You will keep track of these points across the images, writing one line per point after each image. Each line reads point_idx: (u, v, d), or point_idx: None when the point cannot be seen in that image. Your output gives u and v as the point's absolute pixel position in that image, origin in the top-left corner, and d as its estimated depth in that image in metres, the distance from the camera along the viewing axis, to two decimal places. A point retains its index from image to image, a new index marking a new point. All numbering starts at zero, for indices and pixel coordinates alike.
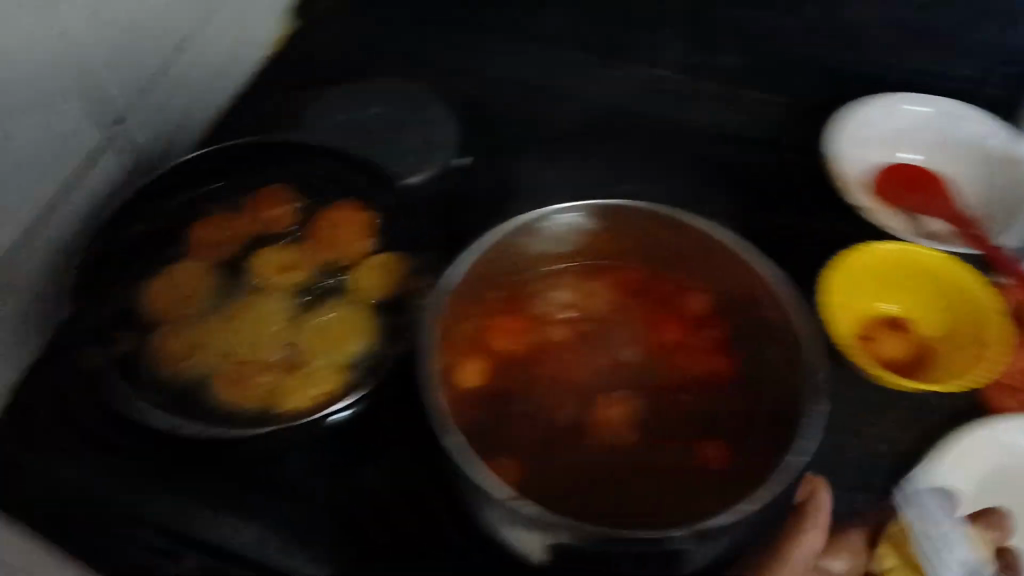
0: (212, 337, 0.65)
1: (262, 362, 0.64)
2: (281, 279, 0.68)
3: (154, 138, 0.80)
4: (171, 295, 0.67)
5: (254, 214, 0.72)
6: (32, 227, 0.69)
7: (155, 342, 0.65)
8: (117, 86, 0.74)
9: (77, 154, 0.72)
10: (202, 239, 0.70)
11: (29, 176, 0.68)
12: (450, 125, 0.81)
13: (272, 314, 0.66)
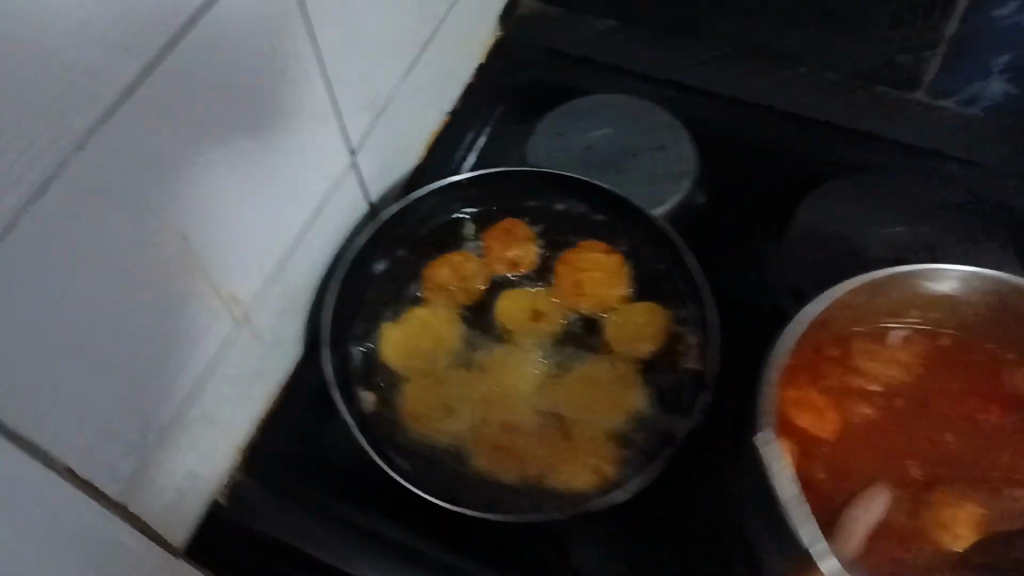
0: (462, 397, 0.59)
1: (523, 430, 0.57)
2: (529, 330, 0.61)
3: (411, 148, 0.72)
4: (411, 346, 0.61)
5: (492, 251, 0.64)
6: (312, 259, 0.61)
7: (404, 400, 0.59)
8: (398, 94, 0.65)
9: (359, 173, 0.63)
10: (437, 281, 0.63)
11: (319, 205, 0.60)
12: (689, 144, 0.72)
13: (522, 372, 0.60)
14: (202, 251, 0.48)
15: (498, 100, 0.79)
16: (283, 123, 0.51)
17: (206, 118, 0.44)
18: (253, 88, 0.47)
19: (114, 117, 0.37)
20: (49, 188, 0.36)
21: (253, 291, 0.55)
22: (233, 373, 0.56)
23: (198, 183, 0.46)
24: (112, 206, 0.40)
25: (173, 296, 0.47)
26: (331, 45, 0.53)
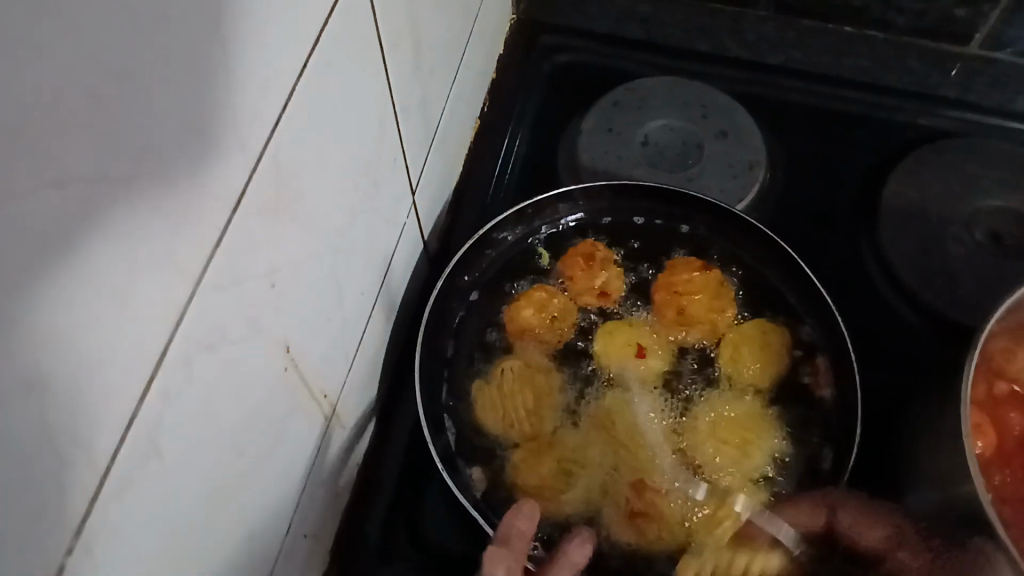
0: (584, 458, 0.52)
1: (662, 487, 0.51)
2: (638, 369, 0.54)
3: (455, 167, 0.64)
4: (511, 406, 0.53)
5: (577, 281, 0.57)
6: (387, 321, 0.54)
7: (516, 471, 0.51)
8: (444, 114, 0.57)
9: (418, 211, 0.55)
10: (523, 324, 0.55)
11: (390, 260, 0.52)
12: (752, 127, 0.66)
13: (639, 416, 0.53)
14: (299, 354, 0.41)
15: (531, 97, 0.71)
16: (357, 184, 0.44)
17: (291, 204, 0.36)
18: (329, 155, 0.39)
19: (212, 232, 0.30)
20: (154, 342, 0.28)
21: (341, 376, 0.48)
22: (325, 469, 0.49)
23: (291, 280, 0.38)
24: (215, 340, 0.32)
25: (275, 415, 0.40)
26: (392, 82, 0.46)
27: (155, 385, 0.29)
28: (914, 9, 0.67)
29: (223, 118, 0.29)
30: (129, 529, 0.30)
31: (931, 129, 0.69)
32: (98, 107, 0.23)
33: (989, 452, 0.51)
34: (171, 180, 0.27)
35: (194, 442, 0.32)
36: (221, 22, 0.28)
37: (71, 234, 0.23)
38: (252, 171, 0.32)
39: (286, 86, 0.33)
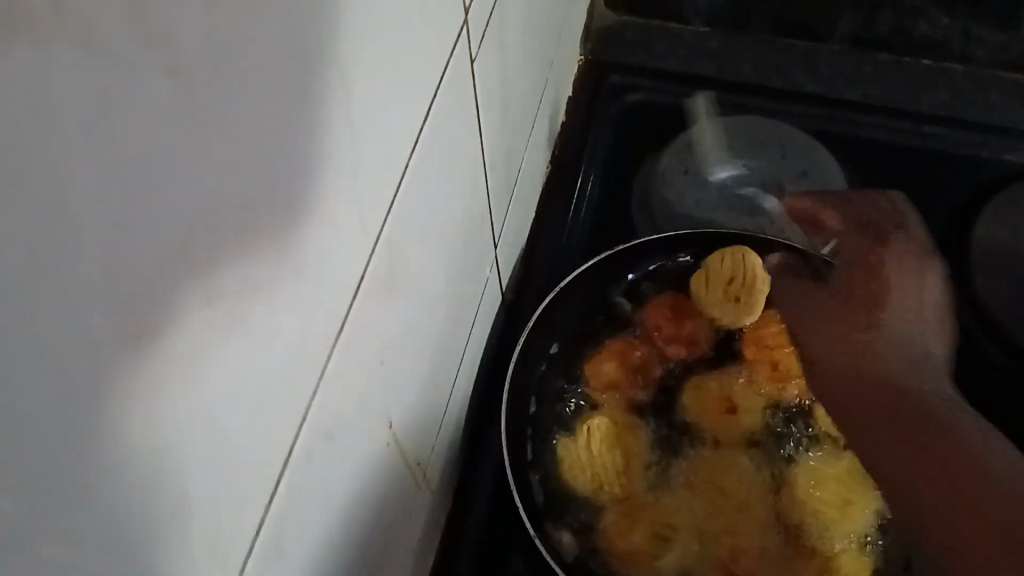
0: (675, 519, 0.50)
1: (759, 550, 0.49)
2: (730, 425, 0.52)
3: (528, 212, 0.62)
4: (600, 465, 0.51)
5: (664, 332, 0.55)
6: (470, 377, 0.52)
7: (608, 530, 0.50)
8: (523, 163, 0.56)
9: (498, 264, 0.54)
10: (607, 378, 0.54)
11: (476, 313, 0.51)
12: (835, 166, 0.63)
13: (736, 473, 0.51)
14: (399, 425, 0.40)
15: (601, 136, 0.69)
16: (453, 245, 0.43)
17: (399, 278, 0.35)
18: (432, 221, 0.38)
19: (339, 317, 0.30)
20: (274, 433, 0.27)
21: (432, 440, 0.46)
22: (413, 535, 0.47)
23: (395, 353, 0.37)
24: (332, 428, 0.31)
25: (375, 488, 0.38)
26: (484, 139, 0.45)
27: (286, 476, 0.29)
28: (995, 42, 0.67)
29: (348, 200, 0.29)
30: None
31: (1018, 165, 0.66)
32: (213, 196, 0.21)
33: None
34: (304, 270, 0.27)
35: (311, 527, 0.31)
36: (336, 94, 0.26)
37: (219, 341, 0.23)
38: (370, 252, 0.32)
39: (399, 159, 0.33)
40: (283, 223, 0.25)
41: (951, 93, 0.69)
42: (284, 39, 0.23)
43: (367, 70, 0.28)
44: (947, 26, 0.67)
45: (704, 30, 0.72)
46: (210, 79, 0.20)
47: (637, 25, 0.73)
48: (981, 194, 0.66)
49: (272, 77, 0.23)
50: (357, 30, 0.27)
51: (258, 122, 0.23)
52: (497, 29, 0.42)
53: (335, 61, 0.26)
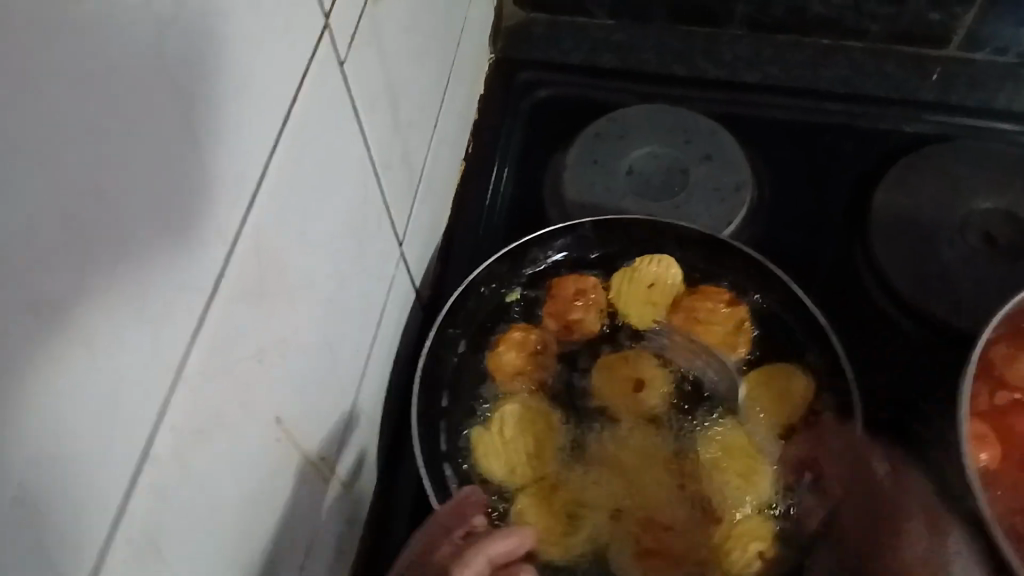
0: (584, 498, 0.52)
1: (667, 523, 0.51)
2: (636, 403, 0.54)
3: (442, 212, 0.64)
4: (512, 449, 0.53)
5: (572, 320, 0.57)
6: (381, 376, 0.54)
7: (521, 514, 0.51)
8: (426, 164, 0.58)
9: (406, 263, 0.56)
10: (511, 367, 0.56)
11: (382, 312, 0.52)
12: (738, 149, 0.65)
13: (640, 450, 0.53)
14: (292, 425, 0.41)
15: (514, 132, 0.71)
16: (344, 249, 0.44)
17: (277, 285, 0.37)
18: (314, 225, 0.40)
19: (195, 319, 0.31)
20: (140, 432, 0.28)
21: (337, 437, 0.47)
22: (328, 528, 0.48)
23: (280, 356, 0.38)
24: (205, 430, 0.32)
25: (270, 487, 0.39)
26: (371, 146, 0.46)
27: (146, 481, 0.29)
28: (886, 15, 0.70)
29: (196, 211, 0.30)
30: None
31: (916, 135, 0.68)
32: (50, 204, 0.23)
33: (999, 463, 0.51)
34: (151, 278, 0.28)
35: (189, 529, 0.32)
36: (177, 105, 0.28)
37: (60, 355, 0.24)
38: (229, 257, 0.32)
39: (259, 171, 0.34)
40: (129, 233, 0.26)
41: (849, 68, 0.71)
42: (100, 59, 0.24)
43: (204, 83, 0.29)
44: (839, 5, 0.70)
45: (609, 23, 0.74)
46: (16, 103, 0.21)
47: (544, 22, 0.75)
48: (882, 163, 0.67)
49: (91, 96, 0.24)
50: (186, 44, 0.28)
51: (84, 138, 0.24)
52: (370, 39, 0.43)
53: (164, 78, 0.27)
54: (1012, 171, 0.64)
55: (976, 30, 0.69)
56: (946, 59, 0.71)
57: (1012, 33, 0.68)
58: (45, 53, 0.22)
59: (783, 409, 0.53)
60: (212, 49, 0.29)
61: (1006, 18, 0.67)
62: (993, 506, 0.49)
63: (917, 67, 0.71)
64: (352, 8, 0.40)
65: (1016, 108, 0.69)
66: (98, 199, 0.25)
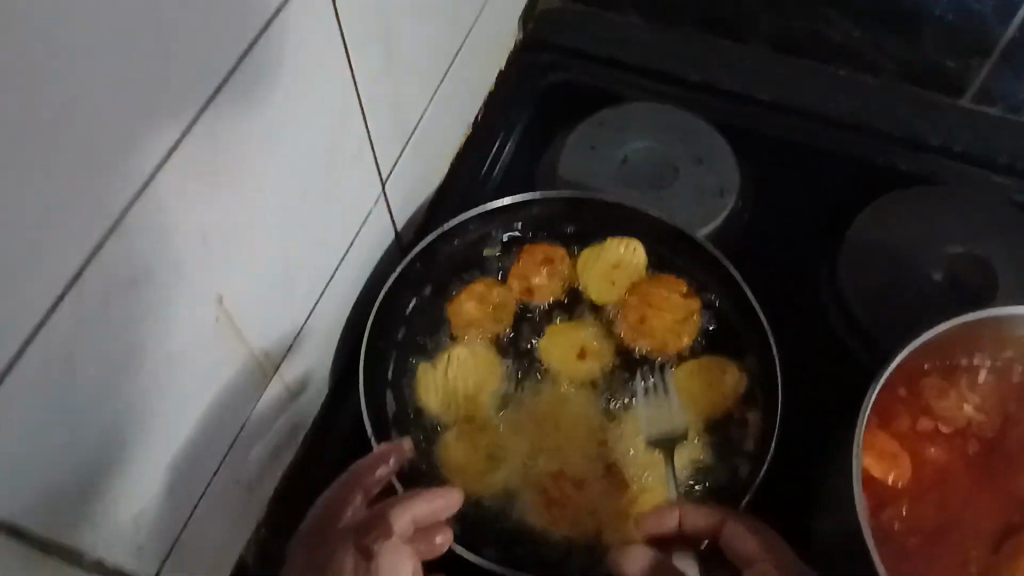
0: (510, 441, 0.55)
1: (579, 478, 0.54)
2: (576, 366, 0.57)
3: (438, 168, 0.68)
4: (452, 388, 0.56)
5: (534, 284, 0.60)
6: (343, 303, 0.58)
7: (447, 448, 0.55)
8: (425, 116, 0.61)
9: (386, 202, 0.59)
10: (468, 316, 0.59)
11: (351, 242, 0.56)
12: (729, 158, 0.68)
13: (572, 409, 0.56)
14: (229, 308, 0.45)
15: (525, 108, 0.74)
16: (314, 164, 0.48)
17: (236, 173, 0.41)
18: (282, 132, 0.44)
19: (137, 183, 0.35)
20: (63, 261, 0.32)
21: (279, 337, 0.52)
22: (254, 421, 0.53)
23: (226, 242, 0.42)
24: (133, 280, 0.37)
25: (196, 357, 0.44)
26: (359, 80, 0.49)
27: (65, 306, 0.33)
28: (905, 55, 0.71)
29: (156, 87, 0.33)
30: (8, 445, 0.33)
31: (909, 175, 0.70)
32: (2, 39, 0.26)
33: (907, 484, 0.52)
34: (99, 134, 0.31)
35: (103, 365, 0.37)
36: None
37: None
38: (185, 132, 0.36)
39: (228, 68, 0.37)
40: (83, 84, 0.30)
41: (860, 100, 0.73)
42: None
43: None
44: (860, 38, 0.71)
45: (638, 20, 0.77)
46: None
47: (574, 11, 0.78)
48: (868, 196, 0.69)
49: None
50: None
51: None
52: None
53: None
54: (993, 223, 0.65)
55: (991, 83, 0.70)
56: (957, 108, 0.72)
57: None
58: None
59: (714, 399, 0.56)
60: None
61: (1020, 77, 0.68)
62: (884, 520, 0.51)
63: (926, 111, 0.72)
64: None
65: (1016, 167, 0.70)
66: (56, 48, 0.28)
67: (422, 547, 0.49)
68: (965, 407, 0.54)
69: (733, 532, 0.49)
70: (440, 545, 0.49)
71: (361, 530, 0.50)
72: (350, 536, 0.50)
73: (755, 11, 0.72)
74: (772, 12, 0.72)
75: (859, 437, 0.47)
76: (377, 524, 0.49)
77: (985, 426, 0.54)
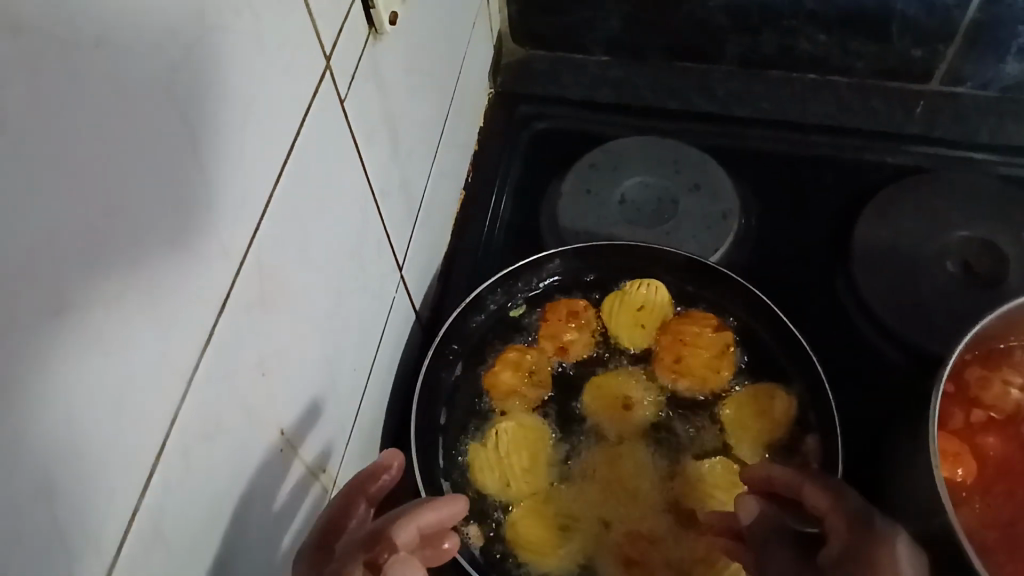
0: (577, 511, 0.55)
1: (653, 535, 0.54)
2: (623, 420, 0.57)
3: (441, 238, 0.66)
4: (507, 465, 0.55)
5: (565, 339, 0.60)
6: (380, 395, 0.56)
7: (515, 526, 0.54)
8: (426, 192, 0.61)
9: (406, 286, 0.58)
10: (506, 385, 0.58)
11: (380, 338, 0.54)
12: (725, 179, 0.68)
13: (632, 465, 0.56)
14: (295, 435, 0.44)
15: (512, 162, 0.74)
16: (342, 272, 0.47)
17: (278, 299, 0.40)
18: (317, 248, 0.43)
19: (200, 336, 0.34)
20: (151, 430, 0.31)
21: (340, 449, 0.50)
22: None
23: (281, 369, 0.41)
24: (209, 432, 0.35)
25: (273, 493, 0.42)
26: (371, 173, 0.49)
27: (154, 478, 0.32)
28: (872, 53, 0.72)
29: (200, 233, 0.33)
30: None
31: (901, 167, 0.71)
32: (69, 218, 0.26)
33: (976, 480, 0.53)
34: (158, 290, 0.31)
35: (192, 524, 0.35)
36: (184, 132, 0.31)
37: (80, 360, 0.27)
38: (235, 276, 0.36)
39: (261, 195, 0.37)
40: (139, 246, 0.29)
41: (835, 104, 0.74)
42: (114, 92, 0.27)
43: (208, 118, 0.32)
44: (826, 43, 0.72)
45: (605, 59, 0.78)
46: (38, 128, 0.24)
47: (543, 57, 0.79)
48: (865, 194, 0.70)
49: (109, 126, 0.27)
50: (191, 83, 0.31)
51: (94, 161, 0.26)
52: (368, 73, 0.46)
53: (169, 110, 0.30)
54: (991, 203, 0.66)
55: (960, 66, 0.71)
56: (931, 94, 0.74)
57: (994, 71, 0.71)
58: (66, 85, 0.25)
59: (765, 429, 0.56)
60: (216, 77, 0.32)
61: (986, 57, 0.70)
62: (967, 521, 0.51)
63: (902, 103, 0.74)
64: (353, 47, 0.44)
65: (997, 141, 0.71)
66: (113, 217, 0.28)
67: (429, 555, 0.41)
68: (1012, 391, 0.55)
69: (811, 492, 0.46)
70: (448, 553, 0.42)
71: (367, 542, 0.39)
72: (354, 548, 0.39)
73: (719, 33, 0.74)
74: (736, 32, 0.73)
75: (933, 444, 0.48)
76: (384, 537, 0.39)
77: None
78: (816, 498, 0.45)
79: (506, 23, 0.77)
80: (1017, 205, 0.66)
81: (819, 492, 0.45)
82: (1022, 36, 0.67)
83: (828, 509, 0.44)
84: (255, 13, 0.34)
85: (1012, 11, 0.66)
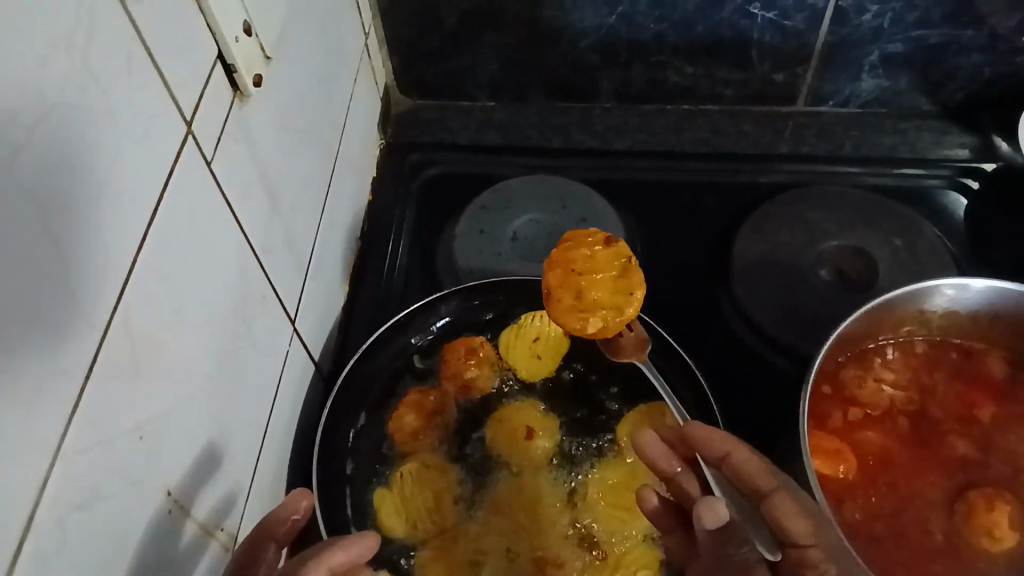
0: (484, 545, 0.56)
1: (560, 560, 0.55)
2: (526, 451, 0.58)
3: (337, 289, 0.67)
4: (413, 507, 0.56)
5: (465, 374, 0.61)
6: (280, 449, 0.57)
7: (425, 567, 0.54)
8: (315, 245, 0.62)
9: (299, 338, 0.59)
10: (408, 429, 0.59)
11: (275, 391, 0.55)
12: (609, 210, 0.72)
13: (536, 495, 0.57)
14: (182, 496, 0.44)
15: (405, 210, 0.76)
16: (225, 329, 0.47)
17: (154, 361, 0.40)
18: (192, 309, 0.44)
19: (66, 409, 0.34)
20: (19, 507, 0.31)
21: (236, 508, 0.50)
22: None
23: (161, 432, 0.41)
24: (85, 499, 0.35)
25: (163, 558, 0.42)
26: (248, 227, 0.50)
27: (26, 551, 0.32)
28: (737, 80, 0.77)
29: (61, 307, 0.34)
30: None
31: (772, 185, 0.75)
32: None
33: (854, 475, 0.55)
34: (18, 366, 0.31)
35: None
36: (37, 208, 0.32)
37: None
38: (99, 343, 0.36)
39: (125, 262, 0.38)
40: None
41: (708, 130, 0.79)
42: None
43: (60, 193, 0.33)
44: (693, 74, 0.77)
45: (490, 104, 0.81)
46: None
47: (432, 107, 0.82)
48: (742, 212, 0.73)
49: None
50: (38, 160, 0.32)
51: None
52: (237, 135, 0.48)
53: (19, 189, 0.31)
54: (856, 210, 0.70)
55: (818, 85, 0.76)
56: (795, 115, 0.79)
57: (849, 88, 0.76)
58: None
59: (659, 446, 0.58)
60: (67, 153, 0.33)
61: (839, 75, 0.75)
62: (846, 516, 0.54)
63: (768, 125, 0.79)
64: (217, 112, 0.45)
65: (860, 152, 0.76)
66: None
67: None
68: (884, 387, 0.58)
69: (780, 502, 0.46)
70: None
71: None
72: None
73: (594, 70, 0.77)
74: (608, 69, 0.77)
75: (806, 446, 0.50)
76: None
77: (906, 400, 0.58)
78: (792, 515, 0.45)
79: (390, 75, 0.80)
80: (880, 210, 0.71)
81: (794, 513, 0.45)
82: (872, 55, 0.73)
83: (809, 539, 0.44)
84: (104, 86, 0.35)
85: (859, 31, 0.71)
